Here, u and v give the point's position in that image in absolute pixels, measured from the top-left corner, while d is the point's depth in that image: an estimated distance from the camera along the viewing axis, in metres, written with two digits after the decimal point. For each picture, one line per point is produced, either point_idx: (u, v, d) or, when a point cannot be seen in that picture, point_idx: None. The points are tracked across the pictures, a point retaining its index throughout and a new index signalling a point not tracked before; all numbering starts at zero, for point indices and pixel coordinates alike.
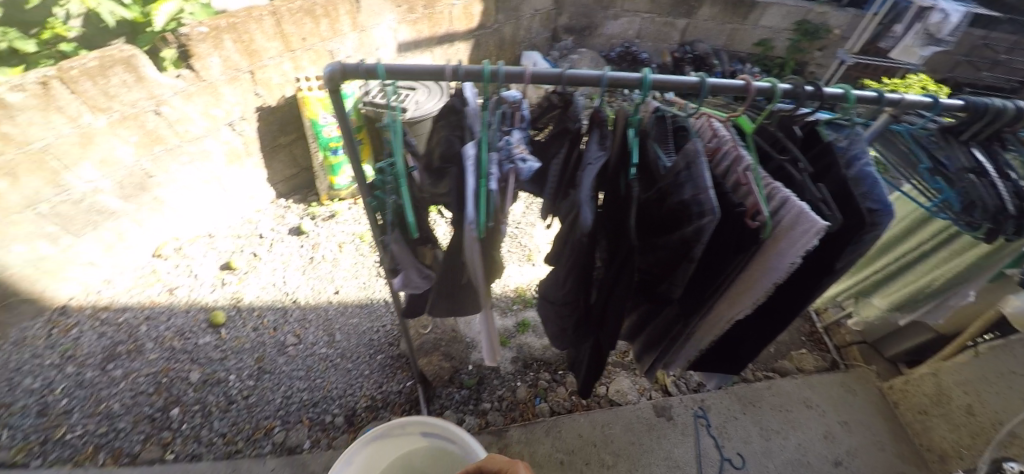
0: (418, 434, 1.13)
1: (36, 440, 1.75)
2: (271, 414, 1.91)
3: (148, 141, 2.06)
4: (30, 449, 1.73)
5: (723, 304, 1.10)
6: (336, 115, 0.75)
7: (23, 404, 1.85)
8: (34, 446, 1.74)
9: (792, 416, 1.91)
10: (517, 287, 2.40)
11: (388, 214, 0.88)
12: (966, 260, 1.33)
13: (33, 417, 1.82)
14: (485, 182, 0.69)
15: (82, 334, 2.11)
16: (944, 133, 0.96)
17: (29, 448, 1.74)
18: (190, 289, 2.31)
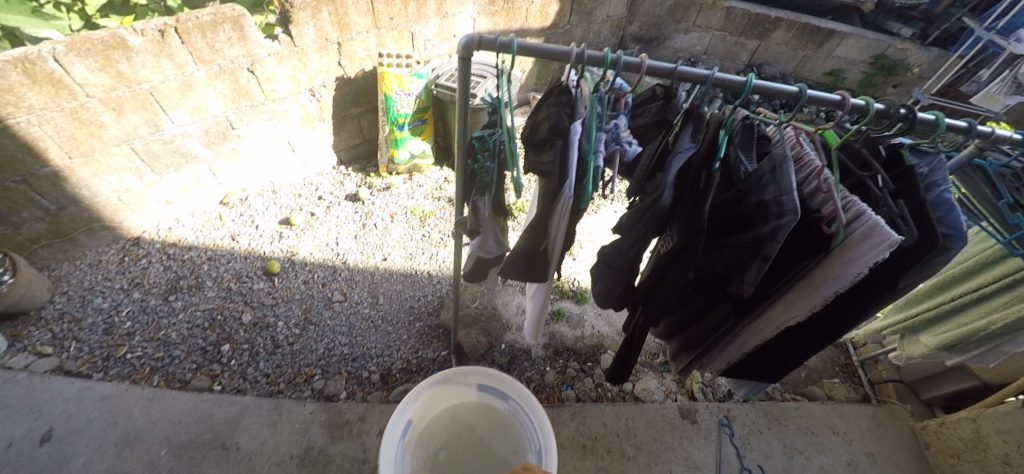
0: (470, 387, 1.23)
1: (98, 356, 1.91)
2: (312, 362, 2.02)
3: (237, 96, 2.25)
4: (92, 363, 1.89)
5: (776, 308, 1.15)
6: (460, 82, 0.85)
7: (92, 321, 2.02)
8: (97, 361, 1.90)
9: (817, 439, 1.91)
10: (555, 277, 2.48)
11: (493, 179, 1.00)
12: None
13: (99, 334, 1.99)
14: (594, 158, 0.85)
15: (150, 265, 2.27)
16: None
17: (93, 361, 1.90)
18: (251, 238, 2.45)
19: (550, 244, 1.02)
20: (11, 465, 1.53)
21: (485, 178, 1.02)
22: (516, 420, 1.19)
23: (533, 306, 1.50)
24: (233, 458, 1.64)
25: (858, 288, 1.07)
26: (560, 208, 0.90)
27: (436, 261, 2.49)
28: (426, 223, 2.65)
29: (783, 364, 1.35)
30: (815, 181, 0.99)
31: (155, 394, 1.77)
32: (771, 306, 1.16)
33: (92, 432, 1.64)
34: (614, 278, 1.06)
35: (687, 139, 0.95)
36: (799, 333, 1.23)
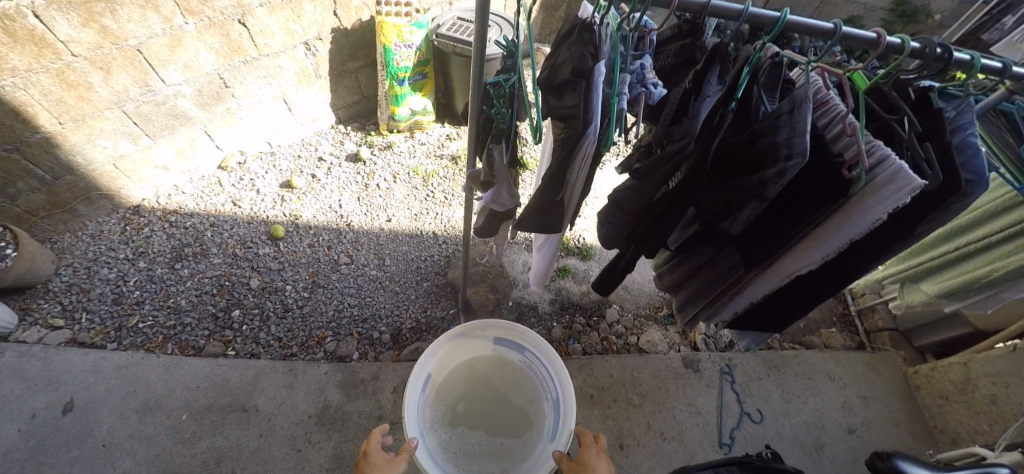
0: (485, 341, 1.26)
1: (111, 326, 1.95)
2: (323, 325, 2.05)
3: (229, 51, 2.14)
4: (105, 333, 1.92)
5: (787, 255, 1.16)
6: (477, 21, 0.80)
7: (101, 291, 2.03)
8: (110, 331, 1.94)
9: (814, 385, 2.00)
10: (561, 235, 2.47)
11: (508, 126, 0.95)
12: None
13: (109, 304, 2.01)
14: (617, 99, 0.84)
15: (153, 234, 2.24)
16: None
17: (106, 331, 1.93)
18: (252, 202, 2.42)
19: (570, 193, 1.02)
20: (37, 435, 1.60)
21: (501, 125, 0.96)
22: (533, 371, 1.23)
23: (541, 259, 1.53)
24: (253, 420, 1.70)
25: (874, 237, 1.08)
26: (581, 152, 0.88)
27: (441, 220, 2.47)
28: (429, 183, 2.62)
29: (791, 313, 1.38)
30: (839, 125, 0.98)
31: (171, 360, 1.82)
32: (783, 252, 1.17)
33: (113, 401, 1.70)
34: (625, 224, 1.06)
35: (715, 82, 0.96)
36: (810, 281, 1.24)
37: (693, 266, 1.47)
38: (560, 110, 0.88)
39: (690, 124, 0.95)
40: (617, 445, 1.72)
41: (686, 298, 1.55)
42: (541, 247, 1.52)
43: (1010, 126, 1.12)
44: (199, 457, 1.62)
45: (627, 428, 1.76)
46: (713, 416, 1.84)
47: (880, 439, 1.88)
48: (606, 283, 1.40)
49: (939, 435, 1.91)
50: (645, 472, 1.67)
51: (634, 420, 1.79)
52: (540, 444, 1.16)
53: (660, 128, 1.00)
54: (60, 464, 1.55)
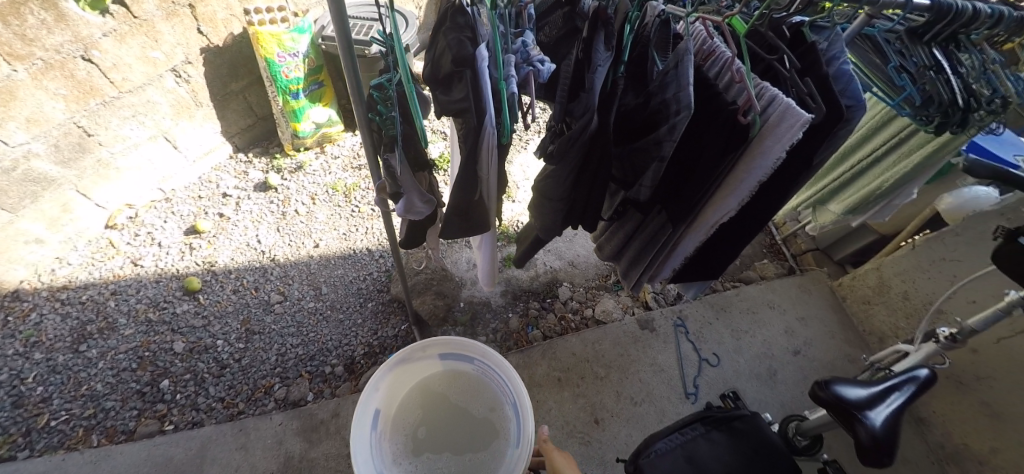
0: (435, 357, 1.19)
1: (17, 432, 1.68)
2: (268, 372, 1.90)
3: (80, 94, 1.85)
4: (14, 441, 1.66)
5: (707, 206, 1.15)
6: (333, 19, 0.69)
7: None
8: (17, 438, 1.67)
9: (758, 317, 2.12)
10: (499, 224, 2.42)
11: (396, 130, 0.86)
12: (915, 160, 1.45)
13: (8, 410, 1.73)
14: (505, 83, 0.77)
15: (43, 318, 1.95)
16: (909, 36, 1.00)
17: (12, 439, 1.67)
18: (156, 258, 2.17)
19: (485, 190, 0.95)
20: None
21: (390, 131, 0.88)
22: (486, 378, 1.19)
23: (481, 258, 1.45)
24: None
25: (778, 176, 1.09)
26: (484, 146, 0.82)
27: (373, 234, 2.34)
28: (352, 197, 2.46)
29: (725, 260, 1.37)
30: (728, 73, 0.98)
31: (100, 453, 1.60)
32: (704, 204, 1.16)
33: None
34: (552, 211, 1.03)
35: (602, 49, 0.86)
36: (734, 227, 1.24)
37: (630, 231, 1.48)
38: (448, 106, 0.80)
39: (589, 99, 0.85)
40: (593, 421, 1.74)
41: (629, 263, 1.55)
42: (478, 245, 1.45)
43: (873, 47, 1.18)
44: None
45: (599, 401, 1.78)
46: (675, 370, 1.90)
47: (823, 354, 2.04)
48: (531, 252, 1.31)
49: (868, 337, 2.09)
50: (624, 440, 1.71)
51: (604, 392, 1.81)
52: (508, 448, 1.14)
53: (558, 107, 0.88)
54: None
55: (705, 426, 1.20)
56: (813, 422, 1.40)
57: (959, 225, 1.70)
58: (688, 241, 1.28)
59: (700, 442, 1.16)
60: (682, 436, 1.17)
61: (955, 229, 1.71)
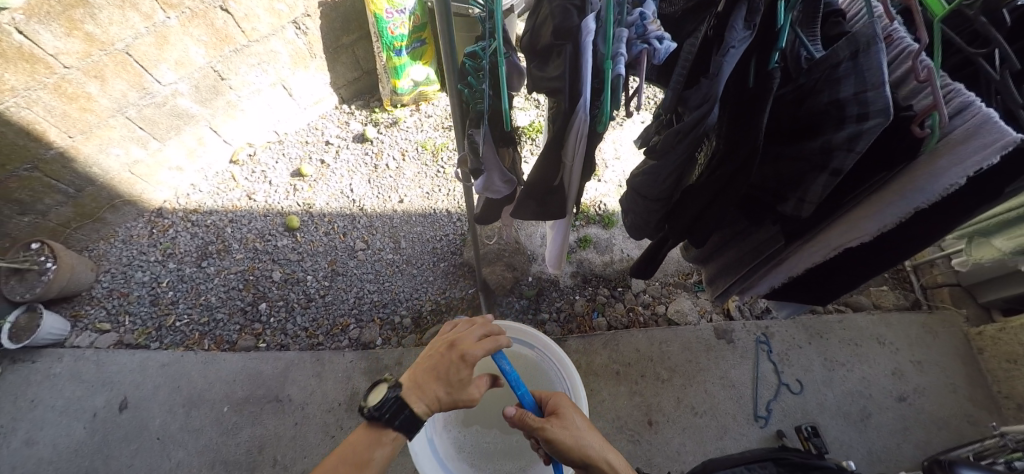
0: None
1: (152, 326, 2.04)
2: (345, 311, 2.07)
3: (217, 41, 2.05)
4: (148, 333, 2.02)
5: (833, 226, 0.98)
6: None
7: (139, 294, 2.12)
8: (151, 331, 2.03)
9: (860, 351, 1.87)
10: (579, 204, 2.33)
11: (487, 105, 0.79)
12: None
13: (147, 306, 2.09)
14: (612, 65, 0.65)
15: (178, 234, 2.30)
16: None
17: (148, 332, 2.02)
18: (266, 194, 2.42)
19: (568, 174, 0.89)
20: (101, 432, 1.74)
21: (479, 105, 0.84)
22: (542, 370, 1.28)
23: (551, 243, 1.39)
24: (288, 409, 1.76)
25: (941, 207, 0.88)
26: (574, 133, 0.76)
27: (453, 198, 2.37)
28: (438, 158, 2.50)
29: (844, 287, 1.17)
30: (906, 64, 0.79)
31: (208, 356, 1.88)
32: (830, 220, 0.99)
33: (161, 396, 1.80)
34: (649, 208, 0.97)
35: (740, 26, 0.69)
36: (867, 249, 1.04)
37: (723, 237, 1.33)
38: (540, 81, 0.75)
39: (710, 87, 0.73)
40: (646, 421, 1.67)
41: (717, 268, 1.42)
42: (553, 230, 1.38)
43: None
44: (244, 446, 1.70)
45: (656, 404, 1.70)
46: (748, 388, 1.75)
47: (935, 406, 1.75)
48: (650, 258, 1.20)
49: (1003, 401, 1.75)
50: (676, 448, 1.63)
51: (663, 395, 1.72)
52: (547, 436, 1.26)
53: (671, 92, 0.78)
54: (124, 456, 1.69)
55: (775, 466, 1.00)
56: None
57: None
58: (800, 259, 1.11)
59: None
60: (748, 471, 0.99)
61: None
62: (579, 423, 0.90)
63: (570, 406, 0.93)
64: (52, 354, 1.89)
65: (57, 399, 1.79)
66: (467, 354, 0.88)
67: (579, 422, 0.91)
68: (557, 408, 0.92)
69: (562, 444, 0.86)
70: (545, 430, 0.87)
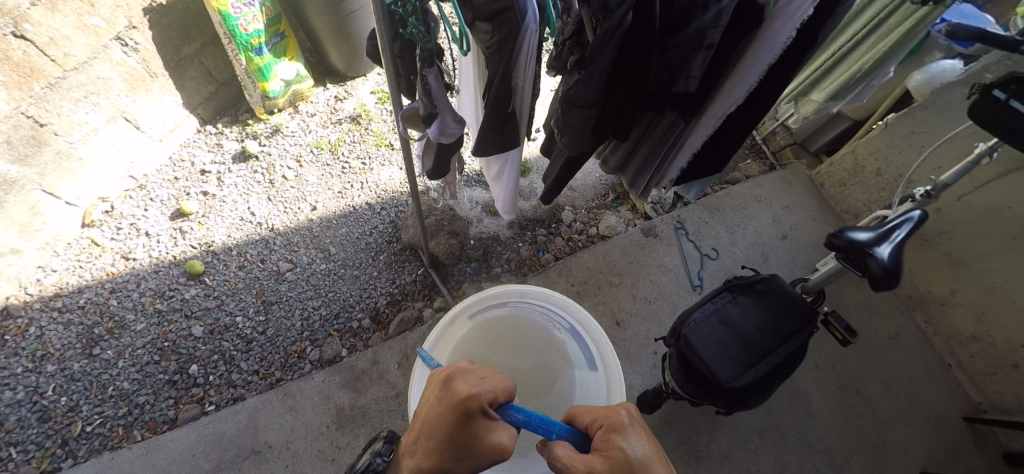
0: (467, 319, 1.24)
1: (54, 445, 1.48)
2: (296, 338, 1.70)
3: (21, 78, 1.65)
4: (53, 455, 1.46)
5: (715, 97, 1.22)
6: None
7: (18, 417, 1.52)
8: (57, 450, 1.47)
9: (748, 210, 2.30)
10: None
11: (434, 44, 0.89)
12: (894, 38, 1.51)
13: (36, 426, 1.51)
14: None
15: (44, 331, 1.69)
16: None
17: (52, 452, 1.47)
18: (147, 248, 1.92)
19: (520, 98, 1.03)
20: None
21: (426, 45, 0.90)
22: (525, 318, 1.29)
23: (506, 185, 1.44)
24: (272, 458, 1.43)
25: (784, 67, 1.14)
26: (525, 48, 0.89)
27: (370, 188, 2.13)
28: (339, 153, 2.25)
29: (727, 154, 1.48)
30: None
31: (149, 444, 1.43)
32: (713, 93, 1.21)
33: None
34: (585, 118, 1.09)
35: None
36: (738, 116, 1.31)
37: (636, 138, 1.55)
38: (486, 7, 0.83)
39: None
40: (614, 323, 1.88)
41: (636, 170, 1.64)
42: (503, 170, 1.41)
43: None
44: None
45: (617, 306, 1.92)
46: (680, 267, 2.06)
47: (808, 235, 2.25)
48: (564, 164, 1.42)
49: (845, 215, 2.30)
50: (644, 335, 1.87)
51: (620, 297, 1.94)
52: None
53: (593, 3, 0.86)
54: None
55: (731, 294, 1.30)
56: (817, 278, 1.46)
57: (928, 99, 1.80)
58: (696, 138, 1.36)
59: (730, 307, 1.27)
60: (714, 304, 1.28)
61: (922, 104, 1.83)
62: (636, 456, 0.64)
63: (623, 433, 0.69)
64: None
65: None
66: (463, 404, 0.65)
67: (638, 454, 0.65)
68: (602, 445, 0.68)
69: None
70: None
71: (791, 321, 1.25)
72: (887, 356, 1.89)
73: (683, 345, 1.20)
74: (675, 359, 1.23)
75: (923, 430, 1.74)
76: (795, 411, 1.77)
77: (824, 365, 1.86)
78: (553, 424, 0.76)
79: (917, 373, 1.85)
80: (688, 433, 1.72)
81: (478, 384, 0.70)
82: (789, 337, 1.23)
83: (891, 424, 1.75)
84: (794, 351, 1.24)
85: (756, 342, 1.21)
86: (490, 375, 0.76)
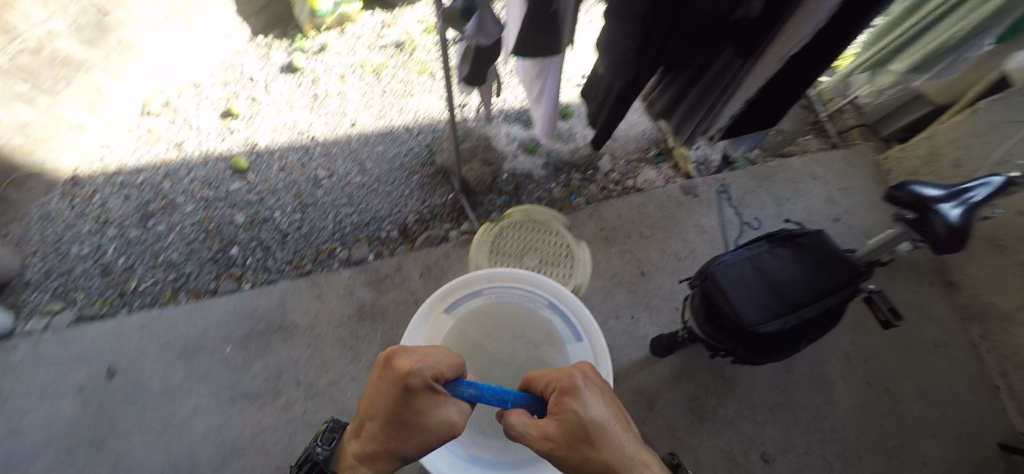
0: (446, 313, 1.15)
1: (113, 295, 1.62)
2: (328, 238, 1.75)
3: None
4: (112, 302, 1.61)
5: (786, 28, 1.05)
6: None
7: (84, 269, 1.66)
8: (115, 299, 1.62)
9: (801, 186, 2.16)
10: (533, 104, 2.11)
11: None
12: (992, 8, 1.25)
13: (99, 277, 1.65)
14: None
15: (106, 198, 1.81)
16: None
17: (112, 300, 1.61)
18: (199, 141, 1.97)
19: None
20: (95, 402, 1.47)
21: None
22: (505, 303, 1.18)
23: (546, 109, 1.30)
24: (297, 336, 1.55)
25: None
26: None
27: (409, 113, 2.09)
28: (381, 77, 2.20)
29: (784, 96, 1.34)
30: None
31: (191, 306, 1.58)
32: (778, 24, 1.04)
33: (152, 353, 1.52)
34: (627, 51, 0.98)
35: None
36: (806, 51, 1.15)
37: (684, 81, 1.38)
38: None
39: None
40: (639, 273, 1.85)
41: (683, 115, 1.51)
42: (542, 93, 1.25)
43: None
44: (261, 376, 1.51)
45: (644, 257, 1.88)
46: (718, 230, 1.98)
47: (861, 222, 2.10)
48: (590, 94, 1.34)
49: None
50: (667, 289, 1.84)
51: (649, 249, 1.89)
52: (583, 283, 1.25)
53: None
54: (131, 417, 1.46)
55: (770, 245, 1.26)
56: (864, 252, 1.38)
57: None
58: (759, 74, 1.21)
59: (765, 256, 1.23)
60: (748, 251, 1.24)
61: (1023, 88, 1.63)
62: (591, 419, 0.67)
63: (581, 395, 0.71)
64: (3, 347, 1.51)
65: (30, 385, 1.48)
66: (404, 380, 0.70)
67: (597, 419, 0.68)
68: (555, 408, 0.71)
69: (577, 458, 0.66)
70: (547, 448, 0.68)
71: (830, 277, 1.21)
72: (927, 363, 1.77)
73: (711, 283, 1.18)
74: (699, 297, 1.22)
75: (950, 445, 1.65)
76: (812, 395, 1.71)
77: (856, 357, 1.77)
78: (507, 393, 0.79)
79: (959, 388, 1.73)
80: (696, 392, 1.71)
81: (421, 361, 0.74)
82: (826, 294, 1.18)
83: (916, 433, 1.67)
84: (829, 309, 1.18)
85: (786, 293, 1.17)
86: (436, 352, 0.80)
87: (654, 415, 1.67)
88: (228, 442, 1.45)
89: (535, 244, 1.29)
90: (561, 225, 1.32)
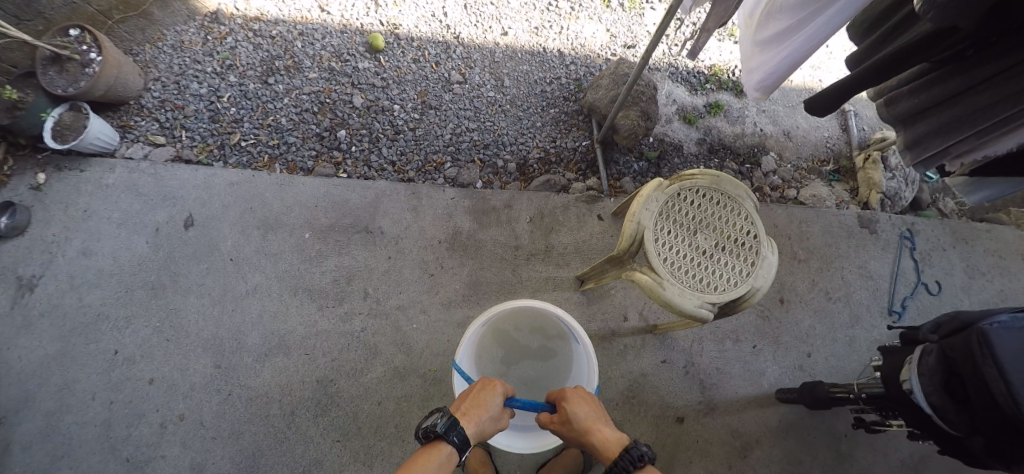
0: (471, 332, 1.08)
1: (214, 144, 1.53)
2: (440, 148, 1.57)
3: None
4: (210, 151, 1.52)
5: None
6: None
7: (196, 109, 1.56)
8: (214, 149, 1.53)
9: (1005, 265, 1.64)
10: (712, 66, 1.79)
11: None
12: None
13: (206, 122, 1.55)
14: None
15: (238, 44, 1.65)
16: None
17: (211, 149, 1.52)
18: (342, 7, 1.73)
19: None
20: (165, 248, 1.38)
21: None
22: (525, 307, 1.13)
23: (784, 58, 0.99)
24: (380, 243, 1.37)
25: None
26: None
27: (568, 37, 1.76)
28: None
29: None
30: None
31: (284, 178, 1.44)
32: None
33: (232, 217, 1.40)
34: None
35: None
36: None
37: (966, 86, 0.84)
38: None
39: None
40: (777, 298, 1.49)
41: (933, 130, 0.95)
42: (794, 32, 0.94)
43: None
44: (329, 275, 1.35)
45: (790, 282, 1.51)
46: (886, 281, 1.56)
47: None
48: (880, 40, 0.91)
49: None
50: (804, 329, 1.47)
51: (797, 275, 1.52)
52: (758, 286, 0.97)
53: None
54: (195, 274, 1.36)
55: None
56: None
57: None
58: None
59: None
60: None
61: None
62: (577, 415, 0.88)
63: (572, 400, 0.90)
64: (103, 164, 1.43)
65: (113, 211, 1.39)
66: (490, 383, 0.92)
67: (577, 417, 0.88)
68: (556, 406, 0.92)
69: (568, 439, 0.90)
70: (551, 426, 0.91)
71: None
72: None
73: (971, 343, 0.75)
74: (936, 358, 0.82)
75: None
76: None
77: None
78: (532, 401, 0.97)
79: None
80: (799, 454, 1.34)
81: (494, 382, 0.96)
82: None
83: None
84: None
85: None
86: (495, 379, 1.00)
87: (744, 464, 1.32)
88: (276, 332, 1.30)
89: (710, 218, 1.00)
90: (752, 208, 1.02)
